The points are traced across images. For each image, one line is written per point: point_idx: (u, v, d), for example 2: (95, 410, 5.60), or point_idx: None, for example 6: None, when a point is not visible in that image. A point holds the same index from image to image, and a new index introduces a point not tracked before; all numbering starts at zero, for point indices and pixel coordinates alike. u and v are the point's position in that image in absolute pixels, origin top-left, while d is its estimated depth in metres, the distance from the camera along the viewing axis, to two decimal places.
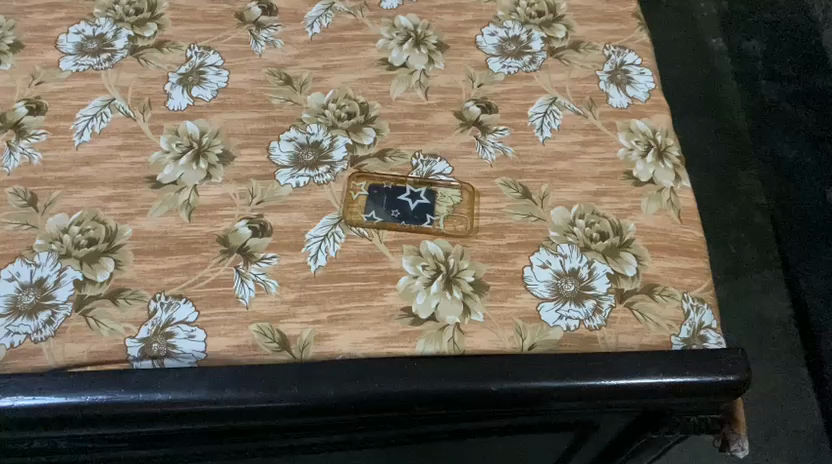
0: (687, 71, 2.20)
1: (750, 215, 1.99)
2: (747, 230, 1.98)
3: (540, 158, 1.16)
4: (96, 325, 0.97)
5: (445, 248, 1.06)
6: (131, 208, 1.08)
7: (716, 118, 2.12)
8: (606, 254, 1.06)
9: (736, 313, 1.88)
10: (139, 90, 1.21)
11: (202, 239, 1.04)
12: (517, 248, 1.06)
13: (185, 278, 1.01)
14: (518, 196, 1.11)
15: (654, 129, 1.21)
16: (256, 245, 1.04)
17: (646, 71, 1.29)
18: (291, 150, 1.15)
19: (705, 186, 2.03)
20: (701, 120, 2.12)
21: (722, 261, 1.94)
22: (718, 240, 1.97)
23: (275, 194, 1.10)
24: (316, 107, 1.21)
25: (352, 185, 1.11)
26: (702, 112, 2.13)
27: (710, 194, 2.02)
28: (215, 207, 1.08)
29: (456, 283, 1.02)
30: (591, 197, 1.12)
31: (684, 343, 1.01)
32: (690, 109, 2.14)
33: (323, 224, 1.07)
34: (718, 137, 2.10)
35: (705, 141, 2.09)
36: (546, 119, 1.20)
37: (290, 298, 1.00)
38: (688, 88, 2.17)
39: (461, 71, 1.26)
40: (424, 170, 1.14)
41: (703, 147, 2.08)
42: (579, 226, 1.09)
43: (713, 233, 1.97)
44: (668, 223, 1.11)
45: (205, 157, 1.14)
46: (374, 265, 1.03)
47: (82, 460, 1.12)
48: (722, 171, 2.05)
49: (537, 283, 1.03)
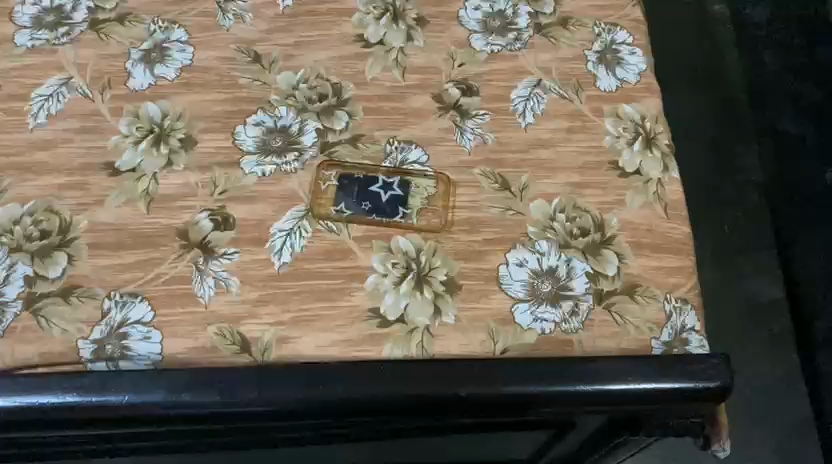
0: (684, 43, 2.10)
1: (746, 194, 1.94)
2: (742, 209, 1.92)
3: (521, 146, 1.10)
4: (47, 325, 0.92)
5: (417, 244, 1.00)
6: (87, 197, 1.02)
7: (714, 95, 2.04)
8: (587, 251, 1.01)
9: (730, 300, 1.83)
10: (99, 68, 1.14)
11: (162, 233, 0.99)
12: (493, 244, 1.01)
13: (141, 274, 0.96)
14: (496, 187, 1.06)
15: (643, 114, 1.14)
16: (217, 240, 0.99)
17: (637, 50, 1.21)
18: (257, 135, 1.09)
19: (703, 166, 1.96)
20: (700, 96, 2.04)
21: (720, 244, 1.88)
22: (715, 222, 1.90)
23: (239, 184, 1.04)
24: (286, 88, 1.14)
25: (321, 174, 1.05)
26: (701, 87, 2.05)
27: (708, 175, 1.95)
28: (175, 197, 1.02)
29: (427, 283, 0.97)
30: (573, 189, 1.06)
31: (665, 347, 0.97)
32: (688, 85, 2.05)
33: (289, 217, 1.02)
34: (716, 115, 2.02)
35: (703, 119, 2.01)
36: (529, 103, 1.14)
37: (251, 297, 0.95)
38: (686, 62, 2.08)
39: (441, 50, 1.19)
40: (397, 159, 1.08)
41: (702, 125, 2.00)
42: (559, 220, 1.03)
43: (711, 216, 1.91)
44: (653, 218, 1.05)
45: (166, 142, 1.08)
46: (341, 261, 0.98)
47: (30, 453, 1.03)
48: (719, 151, 1.98)
49: (513, 282, 0.98)
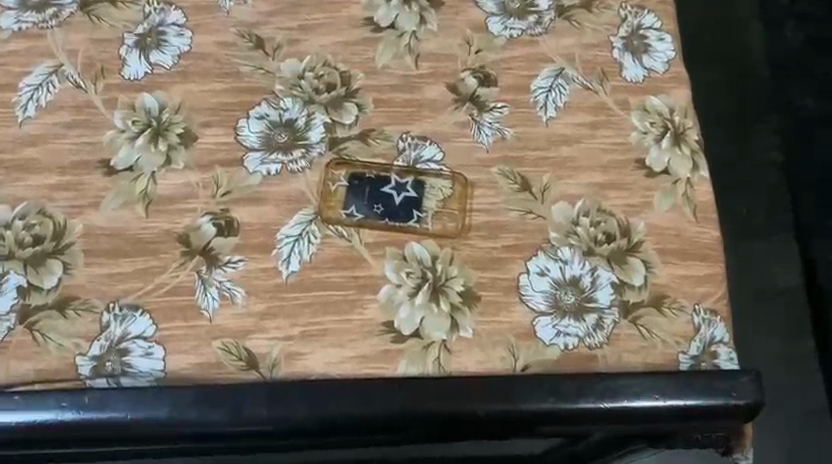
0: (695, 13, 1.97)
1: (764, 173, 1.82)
2: (760, 189, 1.81)
3: (542, 142, 1.03)
4: (42, 340, 0.87)
5: (432, 252, 0.95)
6: (82, 199, 0.96)
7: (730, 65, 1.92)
8: (612, 259, 0.95)
9: (745, 283, 1.73)
10: (90, 55, 1.06)
11: (163, 239, 0.94)
12: (512, 251, 0.95)
13: (141, 285, 0.90)
14: (516, 188, 1.00)
15: (672, 107, 1.07)
16: (220, 246, 0.93)
17: (666, 35, 1.13)
18: (262, 130, 1.02)
19: (717, 145, 1.84)
20: (712, 70, 1.91)
21: (733, 225, 1.77)
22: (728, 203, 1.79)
23: (243, 185, 0.98)
24: (291, 78, 1.07)
25: (330, 175, 0.99)
26: (714, 58, 1.92)
27: (725, 152, 1.83)
28: (176, 199, 0.96)
29: (443, 294, 0.92)
30: (597, 190, 1.00)
31: (692, 361, 0.93)
32: (701, 55, 1.92)
33: (297, 221, 0.96)
34: (731, 87, 1.89)
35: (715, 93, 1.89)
36: (551, 95, 1.07)
37: (258, 309, 0.90)
38: (698, 32, 1.95)
39: (456, 35, 1.12)
40: (411, 157, 1.02)
41: (715, 99, 1.88)
42: (583, 226, 0.97)
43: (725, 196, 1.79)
44: (682, 222, 0.99)
45: (165, 137, 1.01)
46: (353, 271, 0.93)
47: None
48: (735, 125, 1.86)
49: (534, 294, 0.92)
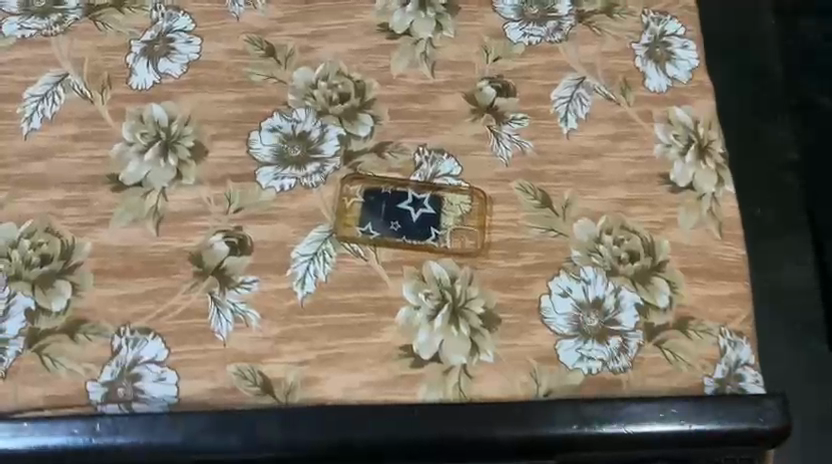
0: (702, 4, 1.59)
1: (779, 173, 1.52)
2: (774, 193, 1.51)
3: (562, 156, 1.01)
4: (52, 365, 0.85)
5: (451, 271, 0.92)
6: (90, 216, 0.93)
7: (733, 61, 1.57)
8: (636, 279, 0.93)
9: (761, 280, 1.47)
10: (97, 63, 1.03)
11: (174, 258, 0.91)
12: (534, 270, 0.92)
13: (153, 306, 0.88)
14: (537, 204, 0.97)
15: (696, 118, 1.04)
16: (234, 266, 0.91)
17: (690, 43, 1.10)
18: (274, 143, 0.99)
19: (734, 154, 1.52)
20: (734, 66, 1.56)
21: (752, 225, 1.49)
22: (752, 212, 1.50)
23: (256, 201, 0.95)
24: (304, 87, 1.04)
25: (345, 190, 0.96)
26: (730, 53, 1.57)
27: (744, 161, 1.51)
28: (187, 216, 0.94)
29: (463, 316, 0.90)
30: (619, 206, 0.97)
31: (717, 385, 0.90)
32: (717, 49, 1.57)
33: (313, 239, 0.93)
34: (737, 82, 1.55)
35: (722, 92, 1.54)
36: (572, 106, 1.04)
37: (273, 332, 0.88)
38: (701, 28, 1.58)
39: (474, 42, 1.08)
40: (428, 171, 0.99)
41: (723, 98, 1.54)
42: (606, 244, 0.95)
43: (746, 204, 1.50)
44: (707, 240, 0.96)
45: (174, 150, 0.98)
46: (369, 292, 0.90)
47: None
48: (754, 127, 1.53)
49: (556, 316, 0.90)
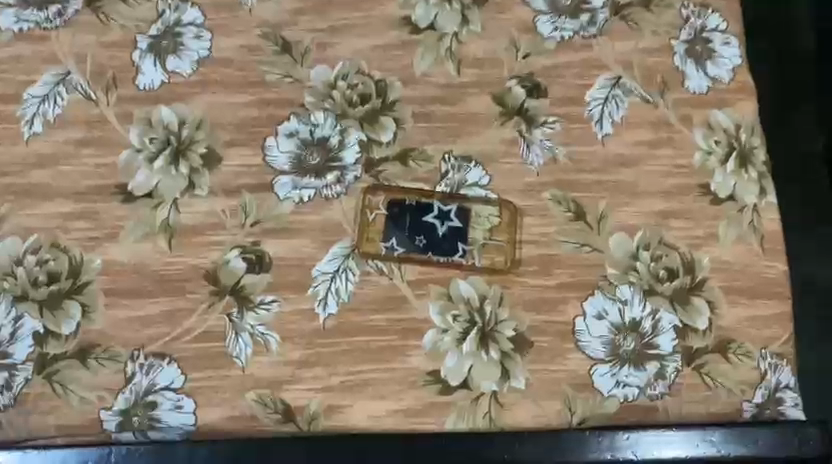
0: None
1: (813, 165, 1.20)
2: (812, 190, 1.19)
3: (596, 164, 0.95)
4: (64, 392, 0.81)
5: (480, 290, 0.88)
6: (99, 230, 0.88)
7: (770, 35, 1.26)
8: (674, 299, 0.89)
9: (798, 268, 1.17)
10: (101, 61, 0.97)
11: (188, 277, 0.86)
12: (567, 290, 0.88)
13: (168, 329, 0.84)
14: (570, 217, 0.92)
15: (737, 123, 0.98)
16: (252, 285, 0.86)
17: (731, 38, 1.03)
18: (292, 150, 0.93)
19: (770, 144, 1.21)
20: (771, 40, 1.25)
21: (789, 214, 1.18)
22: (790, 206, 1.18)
23: (273, 214, 0.90)
24: (322, 88, 0.97)
25: (367, 201, 0.91)
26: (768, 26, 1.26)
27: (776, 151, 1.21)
28: (201, 230, 0.88)
29: (493, 339, 0.85)
30: (657, 220, 0.92)
31: (757, 409, 0.86)
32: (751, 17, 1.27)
33: (333, 256, 0.88)
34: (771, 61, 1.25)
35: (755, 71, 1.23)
36: (607, 109, 0.98)
37: (294, 356, 0.83)
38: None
39: (502, 37, 1.01)
40: (454, 180, 0.93)
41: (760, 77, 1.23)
42: (643, 261, 0.90)
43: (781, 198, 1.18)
44: (748, 256, 0.92)
45: (185, 158, 0.92)
46: (394, 313, 0.86)
47: None
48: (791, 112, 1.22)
49: (591, 339, 0.86)
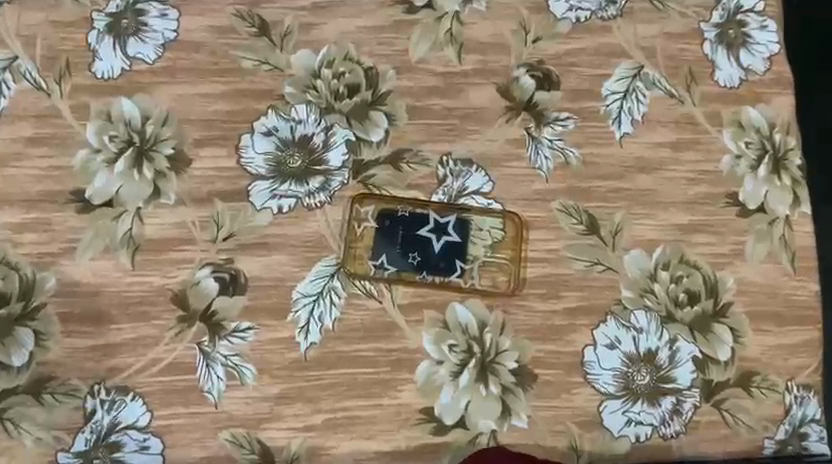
0: None
1: None
2: None
3: (612, 168, 0.84)
4: (16, 431, 0.73)
5: (480, 316, 0.79)
6: (52, 245, 0.78)
7: None
8: (694, 326, 0.80)
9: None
10: (52, 44, 0.85)
11: (153, 300, 0.77)
12: (576, 316, 0.79)
13: (132, 360, 0.75)
14: (581, 230, 0.82)
15: (771, 121, 0.87)
16: (225, 309, 0.77)
17: (768, 21, 0.90)
18: (270, 150, 0.83)
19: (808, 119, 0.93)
20: None
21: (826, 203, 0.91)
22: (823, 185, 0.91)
23: (248, 227, 0.80)
24: (304, 76, 0.86)
25: (356, 212, 0.81)
26: None
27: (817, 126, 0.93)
28: (168, 245, 0.79)
29: (493, 372, 0.77)
30: (678, 235, 0.83)
31: (778, 446, 0.78)
32: None
33: (317, 275, 0.79)
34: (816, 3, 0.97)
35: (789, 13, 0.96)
36: (625, 104, 0.86)
37: (272, 391, 0.75)
38: None
39: (510, 17, 0.89)
40: (453, 187, 0.83)
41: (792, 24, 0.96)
42: (661, 282, 0.81)
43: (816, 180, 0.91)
44: (777, 276, 0.82)
45: (150, 159, 0.82)
46: (384, 342, 0.77)
47: None
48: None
49: (602, 372, 0.78)
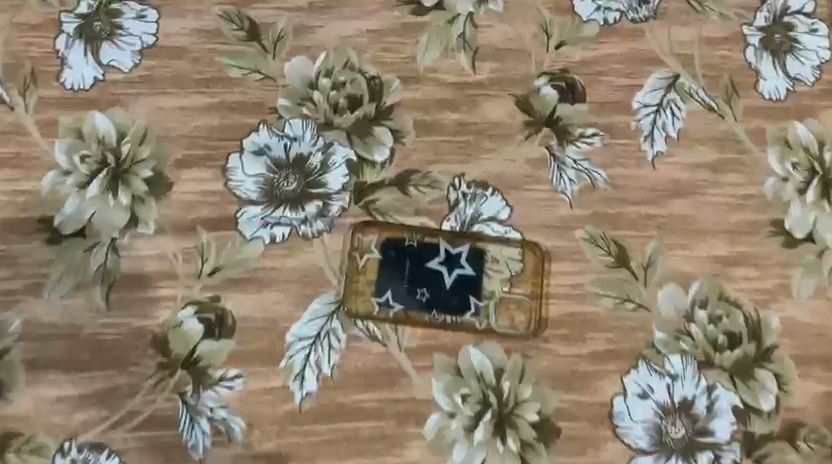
0: None
1: None
2: None
3: (643, 192, 0.75)
4: None
5: (497, 362, 0.71)
6: (17, 281, 0.70)
7: None
8: (734, 372, 0.72)
9: None
10: (17, 50, 0.76)
11: (130, 344, 0.69)
12: (602, 361, 0.71)
13: (107, 413, 0.68)
14: (610, 262, 0.73)
15: (822, 138, 0.78)
16: (210, 355, 0.69)
17: (819, 24, 0.81)
18: (261, 172, 0.74)
19: None
20: None
21: None
22: None
23: (237, 260, 0.71)
24: (299, 87, 0.76)
25: (358, 242, 0.73)
26: None
27: None
28: (147, 281, 0.70)
29: (511, 426, 0.69)
30: (717, 268, 0.74)
31: None
32: None
33: (315, 315, 0.70)
34: None
35: None
36: (659, 119, 0.77)
37: (264, 448, 0.67)
38: None
39: (530, 19, 0.80)
40: (466, 213, 0.74)
41: None
42: (699, 323, 0.73)
43: None
44: (828, 315, 0.74)
45: (126, 182, 0.73)
46: (389, 392, 0.69)
47: None
48: None
49: (632, 425, 0.70)
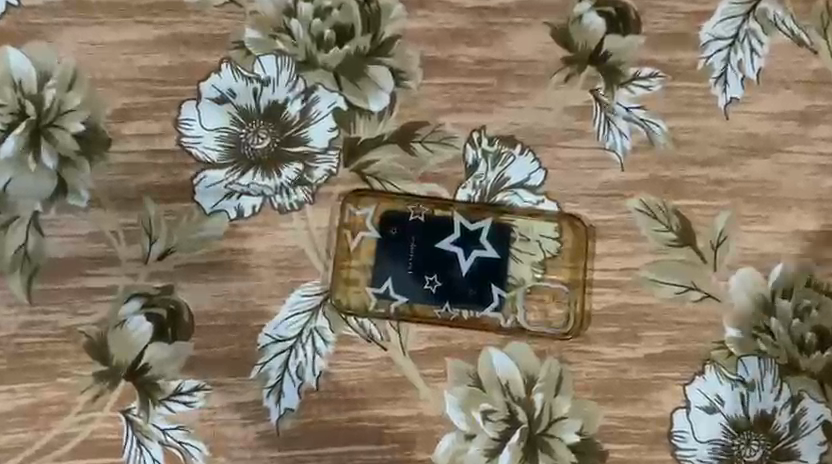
0: None
1: None
2: None
3: (713, 150, 0.59)
4: None
5: (527, 368, 0.56)
6: None
7: None
8: (826, 379, 0.56)
9: None
10: None
11: (60, 349, 0.54)
12: (660, 367, 0.56)
13: (30, 436, 0.53)
14: (671, 240, 0.58)
15: None
16: (162, 362, 0.54)
17: None
18: (223, 125, 0.57)
19: None
20: None
21: None
22: None
23: (193, 240, 0.56)
24: (273, 15, 0.59)
25: (351, 216, 0.57)
26: None
27: None
28: (80, 267, 0.55)
29: (544, 449, 0.55)
30: (807, 247, 0.58)
31: None
32: None
33: (295, 311, 0.55)
34: None
35: None
36: (735, 55, 0.60)
37: None
38: None
39: None
40: (488, 178, 0.58)
41: None
42: (781, 317, 0.57)
43: None
44: None
45: (51, 140, 0.57)
46: (389, 408, 0.54)
47: None
48: None
49: (696, 447, 0.55)
